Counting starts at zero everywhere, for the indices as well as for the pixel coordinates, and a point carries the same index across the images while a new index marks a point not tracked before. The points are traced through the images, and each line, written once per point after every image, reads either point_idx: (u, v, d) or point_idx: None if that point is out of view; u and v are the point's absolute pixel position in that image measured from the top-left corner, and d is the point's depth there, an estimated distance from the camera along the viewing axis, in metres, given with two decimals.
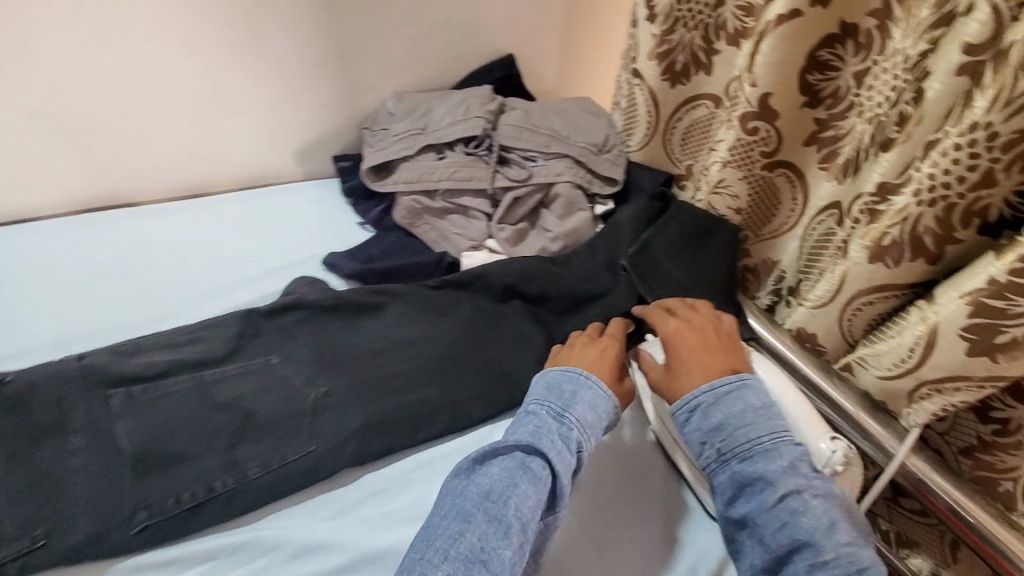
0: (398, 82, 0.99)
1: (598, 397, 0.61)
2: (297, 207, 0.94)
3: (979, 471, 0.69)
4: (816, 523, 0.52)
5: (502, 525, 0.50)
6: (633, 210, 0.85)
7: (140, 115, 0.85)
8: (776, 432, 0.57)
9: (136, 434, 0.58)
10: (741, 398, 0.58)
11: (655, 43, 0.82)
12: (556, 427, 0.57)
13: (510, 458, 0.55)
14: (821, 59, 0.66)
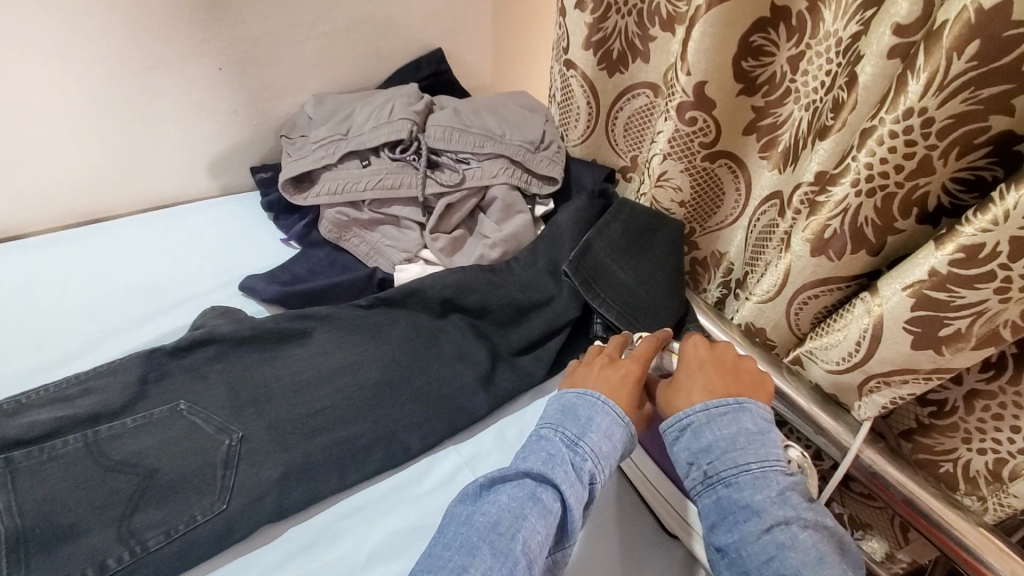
0: (317, 83, 0.92)
1: (615, 425, 0.56)
2: (212, 227, 0.86)
3: (921, 454, 0.69)
4: (805, 562, 0.46)
5: (509, 562, 0.46)
6: (573, 210, 0.80)
7: (17, 135, 0.75)
8: (770, 457, 0.50)
9: (13, 511, 0.50)
10: (735, 418, 0.53)
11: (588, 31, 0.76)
12: (569, 456, 0.53)
13: (520, 485, 0.51)
14: (754, 44, 0.62)
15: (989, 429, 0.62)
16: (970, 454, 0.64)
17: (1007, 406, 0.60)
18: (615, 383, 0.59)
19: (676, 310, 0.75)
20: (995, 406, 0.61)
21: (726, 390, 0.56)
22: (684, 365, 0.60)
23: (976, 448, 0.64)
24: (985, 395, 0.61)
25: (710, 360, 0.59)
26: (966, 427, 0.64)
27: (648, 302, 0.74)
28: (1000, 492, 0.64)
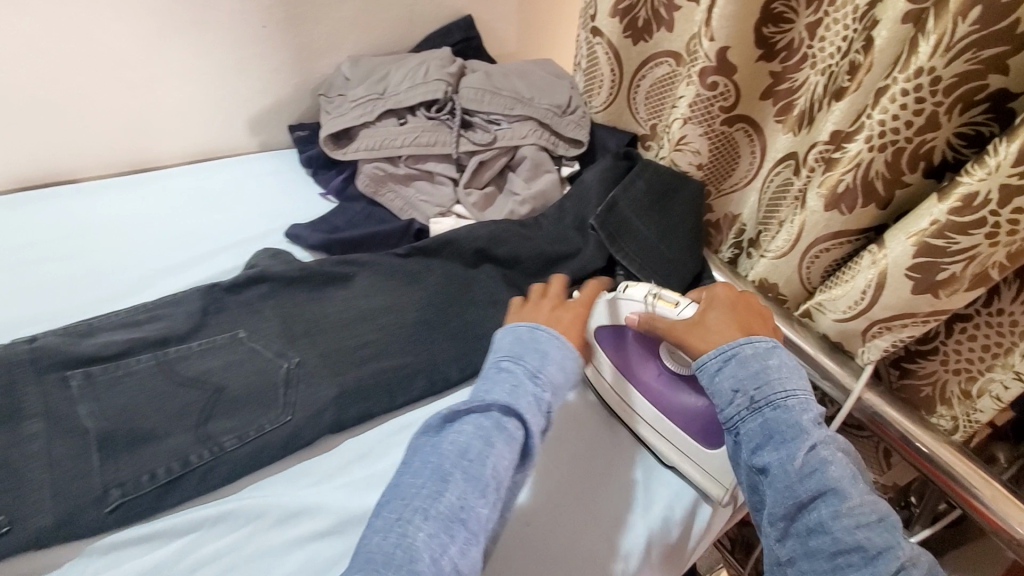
0: (352, 46, 0.96)
1: (566, 356, 0.61)
2: (255, 179, 0.91)
3: (905, 380, 0.75)
4: (842, 475, 0.52)
5: (480, 485, 0.50)
6: (600, 169, 0.85)
7: (71, 81, 0.78)
8: (809, 388, 0.56)
9: (101, 414, 0.55)
10: (778, 352, 0.58)
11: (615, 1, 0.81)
12: (530, 387, 0.56)
13: (487, 416, 0.53)
14: (774, 11, 0.66)
15: (965, 350, 0.68)
16: (946, 375, 0.70)
17: (980, 326, 0.66)
18: (566, 322, 0.65)
19: (693, 266, 0.80)
20: (971, 327, 0.67)
21: (759, 330, 0.61)
22: (716, 306, 0.63)
23: (952, 369, 0.70)
24: (963, 318, 0.67)
25: (735, 304, 0.63)
26: (945, 349, 0.70)
27: (668, 257, 0.79)
28: (969, 407, 0.70)
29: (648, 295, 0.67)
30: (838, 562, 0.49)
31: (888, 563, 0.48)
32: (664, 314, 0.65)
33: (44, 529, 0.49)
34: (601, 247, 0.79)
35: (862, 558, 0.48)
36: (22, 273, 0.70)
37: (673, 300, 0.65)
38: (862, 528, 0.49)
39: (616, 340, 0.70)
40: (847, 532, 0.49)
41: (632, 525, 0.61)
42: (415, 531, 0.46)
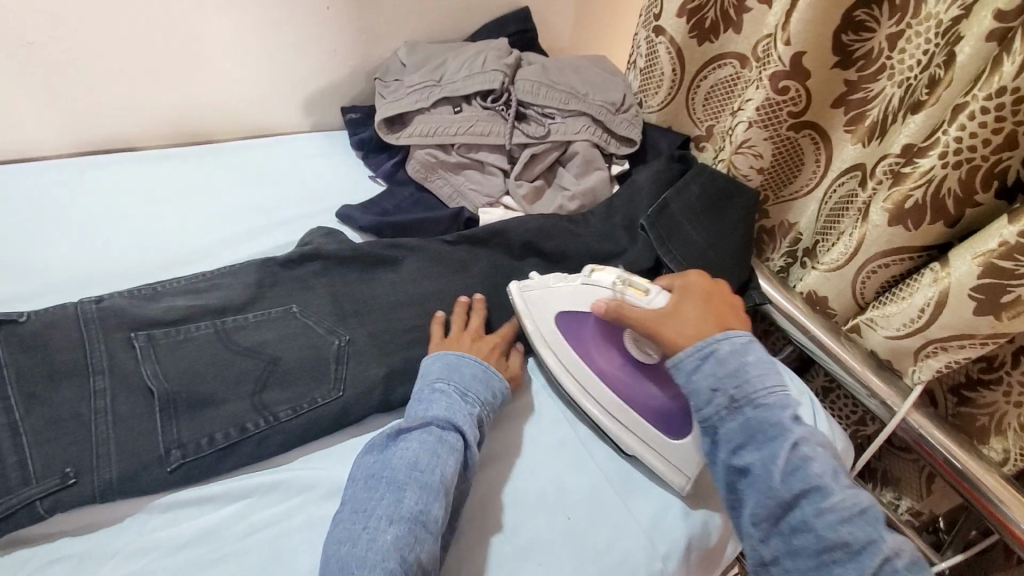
0: (410, 32, 0.96)
1: (493, 377, 0.64)
2: (308, 158, 0.92)
3: (963, 408, 0.74)
4: (825, 470, 0.52)
5: (435, 488, 0.52)
6: (652, 170, 0.84)
7: (140, 53, 0.80)
8: (787, 384, 0.56)
9: (162, 376, 0.56)
10: (754, 349, 0.58)
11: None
12: (462, 403, 0.59)
13: (428, 432, 0.56)
14: (856, 19, 0.65)
15: None
16: (1007, 407, 0.69)
17: None
18: (487, 352, 0.66)
19: (743, 273, 0.79)
20: None
21: (732, 322, 0.61)
22: (689, 299, 0.62)
23: (1014, 401, 0.68)
24: None
25: (706, 295, 0.63)
26: (1009, 380, 0.68)
27: (717, 263, 0.78)
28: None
29: (616, 282, 0.65)
30: (823, 558, 0.49)
31: (871, 557, 0.48)
32: (634, 302, 0.64)
33: (109, 483, 0.51)
34: (650, 248, 0.79)
35: (847, 553, 0.49)
36: (86, 236, 0.72)
37: (643, 288, 0.64)
38: (846, 523, 0.49)
39: (575, 327, 0.68)
40: (831, 528, 0.49)
41: (665, 523, 0.60)
42: (383, 534, 0.49)
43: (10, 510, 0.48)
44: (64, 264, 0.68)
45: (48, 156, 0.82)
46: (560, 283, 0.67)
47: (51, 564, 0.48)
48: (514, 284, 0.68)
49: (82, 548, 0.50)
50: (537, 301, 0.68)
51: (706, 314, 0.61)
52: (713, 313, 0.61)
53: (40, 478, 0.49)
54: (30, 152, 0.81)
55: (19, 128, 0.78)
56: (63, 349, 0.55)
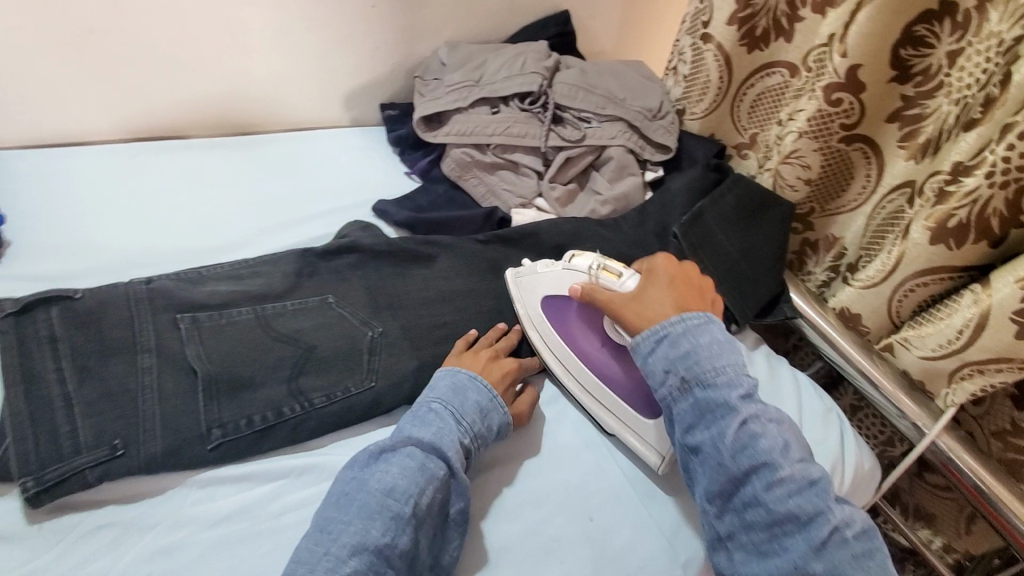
0: (451, 32, 0.97)
1: (493, 404, 0.62)
2: (346, 153, 0.94)
3: (1009, 453, 0.73)
4: (774, 446, 0.52)
5: (405, 518, 0.50)
6: (687, 178, 0.84)
7: (193, 44, 0.82)
8: (739, 362, 0.56)
9: (205, 357, 0.59)
10: (708, 328, 0.58)
11: (736, 8, 0.79)
12: (454, 429, 0.57)
13: (411, 456, 0.54)
14: (916, 34, 0.65)
15: None
16: None
17: None
18: (497, 379, 0.64)
19: (776, 286, 0.79)
20: None
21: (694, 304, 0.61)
22: (655, 280, 0.63)
23: None
24: None
25: (672, 277, 0.63)
26: None
27: (748, 275, 0.78)
28: None
29: (593, 265, 0.67)
30: (774, 530, 0.50)
31: (818, 529, 0.49)
32: (607, 285, 0.66)
33: (155, 456, 0.53)
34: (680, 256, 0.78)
35: (796, 525, 0.50)
36: (137, 218, 0.75)
37: (616, 271, 0.66)
38: (794, 494, 0.50)
39: (560, 308, 0.71)
40: (779, 501, 0.50)
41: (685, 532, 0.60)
42: (344, 565, 0.47)
43: (64, 476, 0.50)
44: (117, 244, 0.72)
45: (101, 140, 0.85)
46: (547, 269, 0.70)
47: (95, 531, 0.51)
48: (510, 271, 0.71)
49: (126, 517, 0.52)
50: (527, 286, 0.71)
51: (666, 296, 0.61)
52: (673, 294, 0.61)
53: (91, 448, 0.52)
54: (85, 135, 0.84)
55: (76, 114, 0.82)
56: (114, 327, 0.58)
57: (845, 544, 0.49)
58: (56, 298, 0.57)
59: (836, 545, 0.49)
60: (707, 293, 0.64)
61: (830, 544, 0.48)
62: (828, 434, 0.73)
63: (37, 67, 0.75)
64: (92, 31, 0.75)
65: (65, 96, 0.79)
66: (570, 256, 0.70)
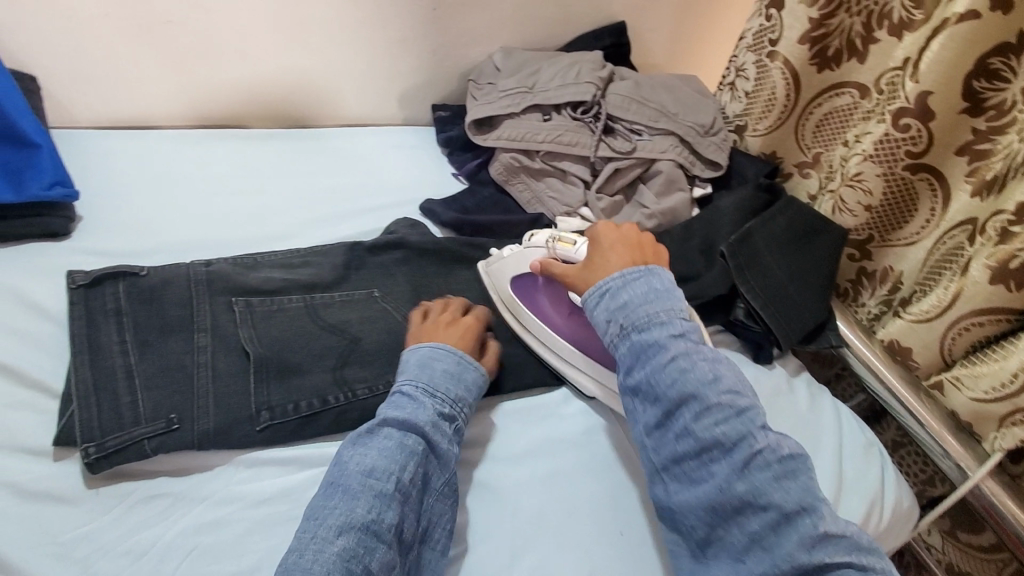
0: (508, 37, 0.98)
1: (468, 373, 0.61)
2: (396, 150, 0.96)
3: None
4: (702, 379, 0.53)
5: (389, 494, 0.51)
6: (738, 198, 0.83)
7: (260, 39, 0.85)
8: (671, 306, 0.58)
9: (257, 341, 0.61)
10: (645, 279, 0.59)
11: (811, 26, 0.78)
12: (428, 403, 0.57)
13: (388, 437, 0.54)
14: (989, 66, 0.64)
15: None
16: None
17: None
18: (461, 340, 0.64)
19: (825, 312, 0.77)
20: None
21: (641, 257, 0.63)
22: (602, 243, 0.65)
23: None
24: None
25: (619, 238, 0.65)
26: None
27: (795, 299, 0.76)
28: None
29: (549, 239, 0.70)
30: (702, 457, 0.52)
31: (741, 452, 0.50)
32: (565, 255, 0.68)
33: (207, 433, 0.55)
34: (725, 276, 0.77)
35: (721, 451, 0.51)
36: (198, 202, 0.78)
37: (571, 241, 0.68)
38: (720, 423, 0.52)
39: (527, 284, 0.73)
40: (704, 430, 0.52)
41: None
42: (331, 545, 0.47)
43: (122, 445, 0.53)
44: (179, 225, 0.75)
45: (168, 125, 0.89)
46: (509, 251, 0.72)
47: (148, 500, 0.53)
48: (481, 264, 0.74)
49: (177, 490, 0.54)
50: (496, 272, 0.73)
51: (612, 255, 0.63)
52: (620, 252, 0.63)
53: (149, 420, 0.54)
54: (153, 119, 0.88)
55: (147, 99, 0.85)
56: (175, 305, 0.61)
57: (767, 466, 0.49)
58: (124, 274, 0.61)
59: (758, 467, 0.50)
60: (655, 247, 0.66)
61: (751, 466, 0.50)
62: (868, 468, 0.71)
63: (115, 52, 0.79)
64: (168, 21, 0.79)
65: (139, 83, 0.83)
66: (530, 236, 0.74)
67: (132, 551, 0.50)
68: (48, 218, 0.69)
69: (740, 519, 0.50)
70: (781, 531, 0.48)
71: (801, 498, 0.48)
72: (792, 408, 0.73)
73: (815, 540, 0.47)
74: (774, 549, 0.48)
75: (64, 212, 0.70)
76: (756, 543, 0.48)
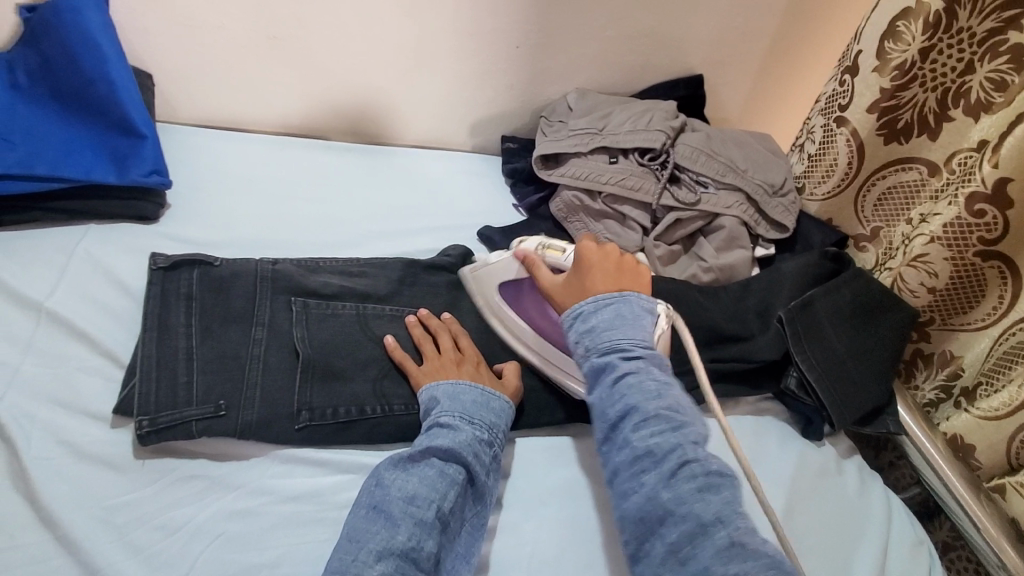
0: (582, 79, 1.00)
1: (496, 403, 0.62)
2: (462, 175, 0.99)
3: None
4: (646, 394, 0.53)
5: (429, 523, 0.51)
6: (802, 262, 0.80)
7: (351, 60, 0.90)
8: (634, 328, 0.57)
9: (308, 342, 0.63)
10: (616, 303, 0.58)
11: (882, 96, 0.76)
12: (467, 432, 0.58)
13: (430, 466, 0.55)
14: None
15: None
16: None
17: None
18: (473, 372, 0.64)
19: (883, 395, 0.73)
20: None
21: (621, 283, 0.62)
22: (587, 262, 0.63)
23: None
24: None
25: (606, 263, 0.63)
26: None
27: (852, 378, 0.73)
28: None
29: (537, 247, 0.69)
30: (635, 467, 0.50)
31: (671, 463, 0.49)
32: (553, 263, 0.68)
33: (250, 424, 0.58)
34: (780, 342, 0.74)
35: (652, 461, 0.50)
36: (274, 203, 0.83)
37: (560, 248, 0.69)
38: (655, 433, 0.51)
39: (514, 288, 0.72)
40: (639, 438, 0.51)
41: None
42: (371, 570, 0.48)
43: (173, 423, 0.55)
44: (255, 223, 0.80)
45: (258, 130, 0.96)
46: (495, 257, 0.71)
47: (187, 479, 0.55)
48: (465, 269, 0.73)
49: (214, 474, 0.56)
50: (482, 280, 0.71)
51: (595, 278, 0.62)
52: (604, 276, 0.62)
53: (200, 403, 0.57)
54: (247, 124, 0.95)
55: (244, 105, 0.92)
56: (240, 297, 0.64)
57: (692, 478, 0.48)
58: (201, 262, 0.65)
59: (683, 478, 0.48)
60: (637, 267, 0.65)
61: (679, 476, 0.49)
62: (917, 569, 0.65)
63: (223, 59, 0.86)
64: (274, 37, 0.85)
65: (239, 90, 0.90)
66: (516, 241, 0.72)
67: (164, 527, 0.52)
68: (142, 202, 0.75)
69: (661, 531, 0.47)
70: (697, 542, 0.46)
71: (722, 510, 0.47)
72: (839, 492, 0.69)
73: (730, 552, 0.44)
74: (690, 561, 0.45)
75: (155, 199, 0.76)
76: (674, 554, 0.46)
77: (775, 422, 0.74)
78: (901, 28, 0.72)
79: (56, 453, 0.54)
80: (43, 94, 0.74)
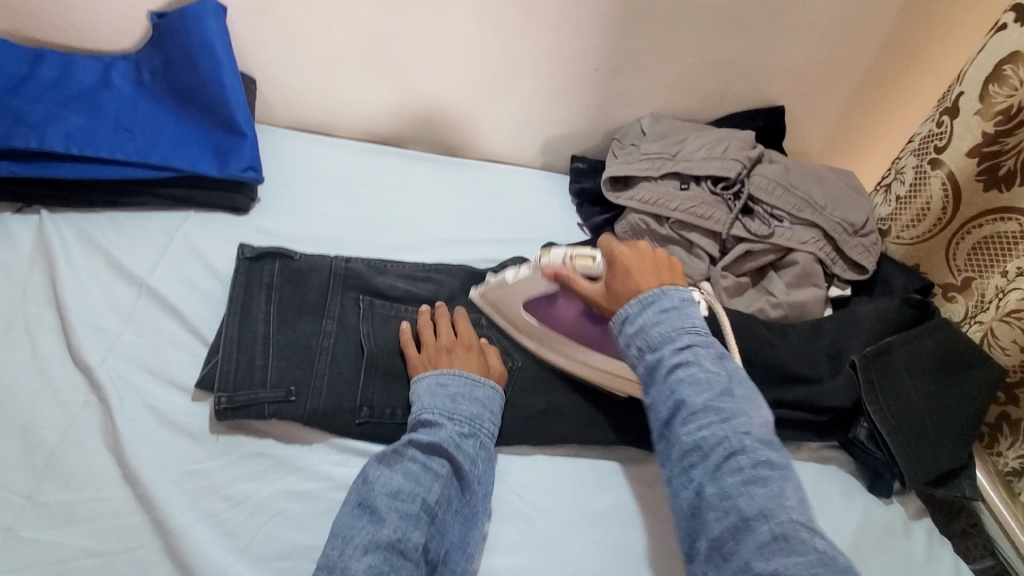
0: (658, 105, 0.99)
1: (473, 390, 0.62)
2: (530, 190, 1.01)
3: None
4: (694, 390, 0.52)
5: (414, 514, 0.52)
6: (879, 307, 0.76)
7: (435, 73, 0.94)
8: (681, 322, 0.56)
9: (374, 339, 0.66)
10: (661, 299, 0.57)
11: (982, 141, 0.72)
12: (448, 425, 0.59)
13: (413, 460, 0.56)
14: None
15: None
16: None
17: None
18: (466, 361, 0.65)
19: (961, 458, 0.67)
20: None
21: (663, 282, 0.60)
22: (624, 266, 0.62)
23: None
24: None
25: (642, 262, 0.61)
26: None
27: (931, 436, 0.68)
28: None
29: (564, 258, 0.66)
30: (684, 462, 0.51)
31: (718, 458, 0.49)
32: (586, 272, 0.65)
33: (316, 412, 0.61)
34: (851, 389, 0.70)
35: (700, 455, 0.50)
36: (351, 205, 0.88)
37: (588, 255, 0.65)
38: (703, 427, 0.50)
39: (541, 300, 0.70)
40: (688, 433, 0.51)
41: None
42: (357, 562, 0.49)
43: (248, 402, 0.59)
44: (331, 222, 0.84)
45: (342, 135, 1.02)
46: (516, 274, 0.68)
47: (253, 456, 0.58)
48: (476, 292, 0.72)
49: (278, 454, 0.59)
50: (503, 297, 0.70)
51: (637, 281, 0.60)
52: (644, 278, 0.60)
53: (272, 386, 0.61)
54: (332, 128, 1.01)
55: (333, 111, 0.98)
56: (315, 291, 0.68)
57: (738, 471, 0.48)
58: (282, 255, 0.69)
59: (729, 472, 0.48)
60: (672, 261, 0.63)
61: (724, 471, 0.48)
62: None
63: (318, 68, 0.92)
64: (368, 49, 0.91)
65: (330, 97, 0.96)
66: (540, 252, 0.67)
67: (230, 498, 0.55)
68: (236, 195, 0.81)
69: (707, 525, 0.48)
70: (742, 538, 0.45)
71: (765, 505, 0.46)
72: (906, 556, 0.64)
73: (773, 548, 0.44)
74: (732, 556, 0.45)
75: (247, 193, 0.82)
76: (718, 550, 0.46)
77: (839, 472, 0.70)
78: (1008, 72, 0.69)
79: (143, 417, 0.58)
80: (163, 92, 0.82)
